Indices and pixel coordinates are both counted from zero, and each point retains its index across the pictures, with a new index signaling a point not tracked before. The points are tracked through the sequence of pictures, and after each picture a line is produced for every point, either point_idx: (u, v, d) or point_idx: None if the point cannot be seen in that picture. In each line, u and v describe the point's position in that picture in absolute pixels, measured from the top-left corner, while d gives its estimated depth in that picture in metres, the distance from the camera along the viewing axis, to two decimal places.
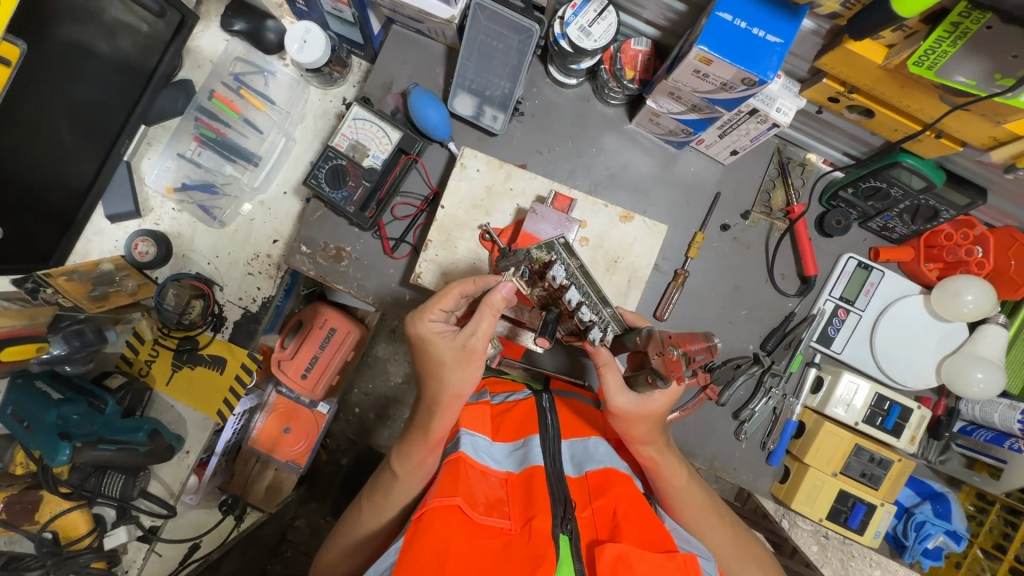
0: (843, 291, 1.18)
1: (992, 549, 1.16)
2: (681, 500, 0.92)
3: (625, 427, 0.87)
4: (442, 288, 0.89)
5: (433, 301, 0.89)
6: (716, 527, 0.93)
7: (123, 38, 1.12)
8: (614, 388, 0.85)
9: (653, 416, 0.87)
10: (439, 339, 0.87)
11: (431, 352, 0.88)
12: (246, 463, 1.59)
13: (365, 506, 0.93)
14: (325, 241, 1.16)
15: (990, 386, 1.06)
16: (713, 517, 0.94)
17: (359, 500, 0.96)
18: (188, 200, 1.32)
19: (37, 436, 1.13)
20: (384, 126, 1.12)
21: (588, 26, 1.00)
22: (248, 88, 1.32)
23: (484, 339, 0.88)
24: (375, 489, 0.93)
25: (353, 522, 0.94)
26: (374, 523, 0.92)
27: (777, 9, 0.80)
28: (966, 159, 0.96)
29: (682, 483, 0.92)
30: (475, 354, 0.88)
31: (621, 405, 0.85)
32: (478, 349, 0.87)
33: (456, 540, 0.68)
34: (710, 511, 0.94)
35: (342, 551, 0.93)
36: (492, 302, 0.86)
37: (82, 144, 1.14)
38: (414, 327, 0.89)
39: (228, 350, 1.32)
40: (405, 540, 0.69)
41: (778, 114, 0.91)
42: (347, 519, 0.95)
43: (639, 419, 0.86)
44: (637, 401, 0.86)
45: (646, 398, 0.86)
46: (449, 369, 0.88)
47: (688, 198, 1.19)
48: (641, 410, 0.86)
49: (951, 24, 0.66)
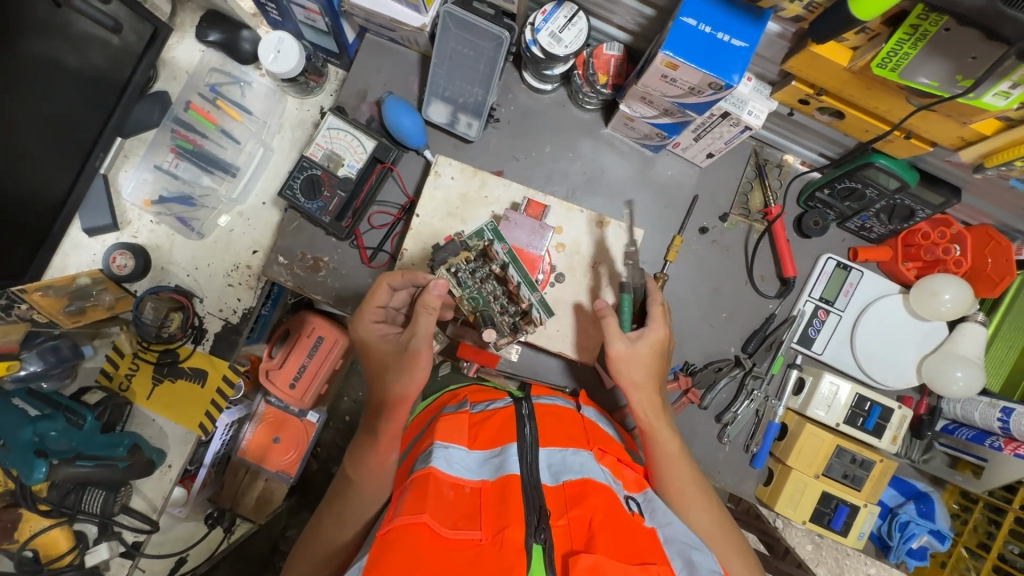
0: (823, 292, 1.18)
1: (976, 547, 1.16)
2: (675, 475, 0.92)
3: (622, 375, 0.94)
4: (373, 285, 0.95)
5: (368, 302, 0.96)
6: (699, 500, 0.90)
7: (93, 51, 1.11)
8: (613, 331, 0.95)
9: (644, 363, 0.95)
10: (381, 342, 0.96)
11: (376, 354, 0.95)
12: (236, 475, 1.55)
13: (328, 516, 0.91)
14: (302, 251, 1.15)
15: (970, 386, 1.06)
16: (702, 496, 0.91)
17: (321, 511, 0.94)
18: (165, 212, 1.31)
19: (11, 454, 1.09)
20: (358, 135, 1.12)
21: (558, 32, 1.00)
22: (224, 98, 1.31)
23: (424, 341, 0.90)
24: (336, 497, 0.92)
25: (323, 532, 0.91)
26: (348, 533, 0.89)
27: (741, 14, 0.80)
28: (937, 159, 0.96)
29: (672, 446, 0.94)
30: (419, 360, 0.89)
31: (617, 348, 0.94)
32: (421, 353, 0.90)
33: (425, 553, 0.66)
34: (699, 480, 0.93)
35: (314, 561, 0.89)
36: (426, 304, 0.89)
37: (55, 158, 1.13)
38: (355, 331, 0.97)
39: (209, 362, 1.30)
40: (372, 554, 0.67)
41: (751, 117, 0.91)
42: (314, 532, 0.92)
43: (633, 363, 0.95)
44: (629, 345, 0.95)
45: (641, 346, 0.95)
46: (392, 373, 0.91)
47: (666, 202, 1.19)
48: (633, 357, 0.94)
49: (911, 26, 0.67)
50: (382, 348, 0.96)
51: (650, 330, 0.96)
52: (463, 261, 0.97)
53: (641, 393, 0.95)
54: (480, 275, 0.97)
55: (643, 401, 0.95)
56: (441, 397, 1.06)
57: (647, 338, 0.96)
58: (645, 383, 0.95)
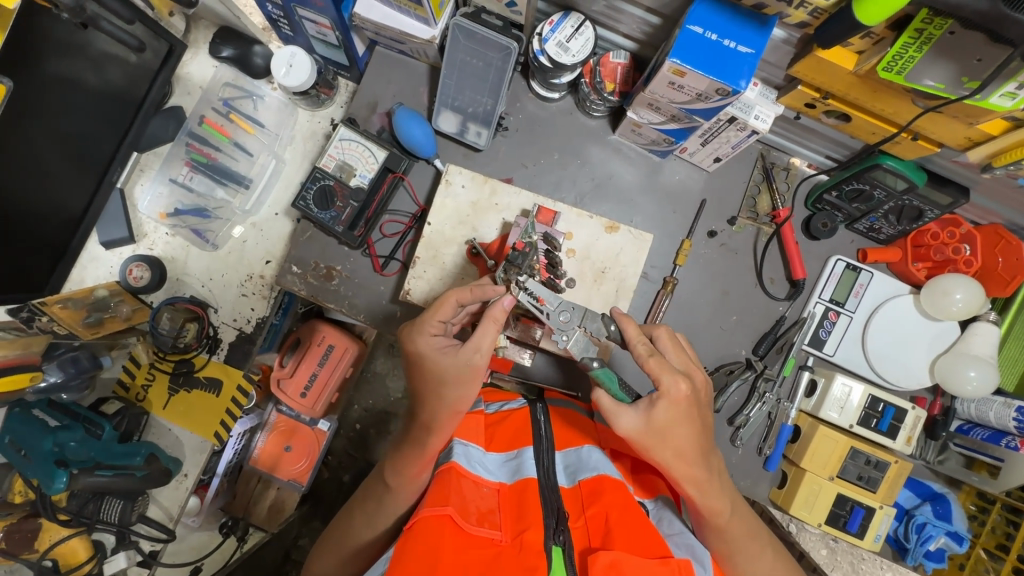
0: (833, 293, 1.18)
1: (995, 549, 1.15)
2: (724, 535, 0.86)
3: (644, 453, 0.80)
4: (441, 297, 0.87)
5: (429, 313, 0.87)
6: (757, 555, 0.88)
7: (112, 69, 1.13)
8: (615, 407, 0.81)
9: (667, 434, 0.79)
10: (441, 355, 0.85)
11: (431, 369, 0.85)
12: (248, 484, 1.59)
13: (353, 517, 0.93)
14: (315, 260, 1.16)
15: (983, 385, 1.06)
16: (754, 548, 0.89)
17: (350, 511, 0.95)
18: (180, 224, 1.33)
19: (33, 463, 1.11)
20: (370, 146, 1.14)
21: (566, 41, 1.01)
22: (237, 112, 1.33)
23: (482, 356, 0.85)
24: (365, 499, 0.93)
25: (347, 531, 0.92)
26: (363, 534, 0.91)
27: (746, 21, 0.82)
28: (944, 159, 0.97)
29: (722, 523, 0.84)
30: (474, 375, 0.85)
31: (626, 425, 0.80)
32: (477, 368, 0.85)
33: (446, 547, 0.67)
34: (754, 535, 0.88)
35: (336, 559, 0.93)
36: (494, 315, 0.85)
37: (72, 173, 1.15)
38: (414, 343, 0.86)
39: (223, 371, 1.33)
40: (397, 548, 0.68)
41: (757, 122, 0.92)
42: (341, 534, 0.93)
43: (655, 438, 0.79)
44: (640, 421, 0.79)
45: (656, 414, 0.79)
46: (451, 387, 0.84)
47: (674, 206, 1.20)
48: (650, 432, 0.79)
49: (915, 30, 0.68)
50: (439, 362, 0.85)
51: (663, 394, 0.79)
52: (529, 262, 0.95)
53: (680, 463, 0.80)
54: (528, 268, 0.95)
55: (683, 470, 0.80)
56: None
57: (662, 405, 0.79)
58: (679, 459, 0.80)
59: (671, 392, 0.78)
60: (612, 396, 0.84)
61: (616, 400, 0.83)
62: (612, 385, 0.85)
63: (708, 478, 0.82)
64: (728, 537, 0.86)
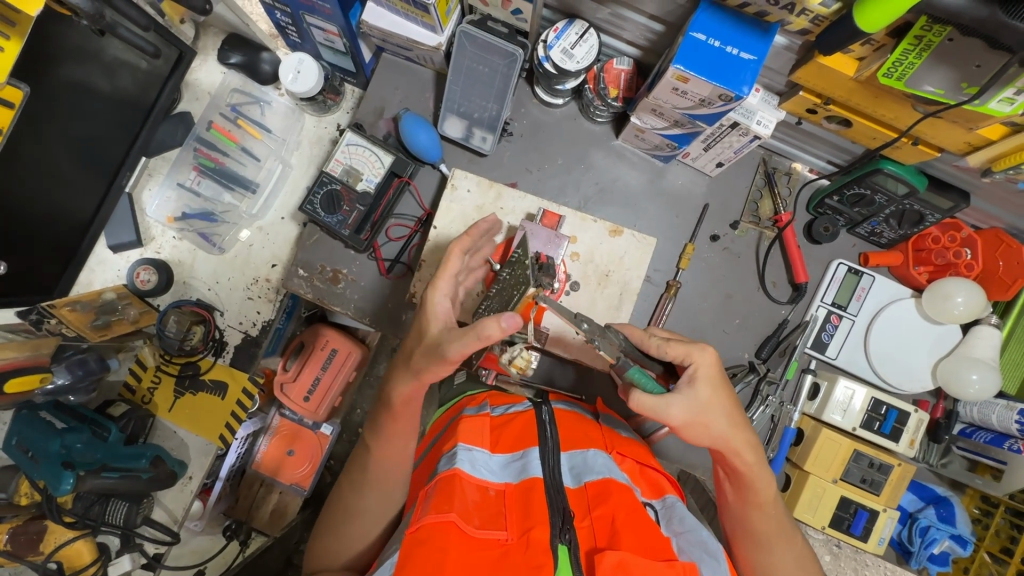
0: (835, 297, 1.19)
1: (999, 552, 1.15)
2: (766, 512, 0.89)
3: (695, 432, 0.83)
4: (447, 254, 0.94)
5: (443, 273, 0.93)
6: (786, 545, 0.90)
7: (123, 75, 1.15)
8: (664, 403, 0.81)
9: (715, 407, 0.83)
10: (433, 320, 0.90)
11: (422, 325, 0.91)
12: (250, 488, 1.57)
13: (357, 517, 0.96)
14: (322, 264, 1.17)
15: (986, 388, 1.07)
16: (783, 535, 0.90)
17: (339, 487, 1.00)
18: (187, 228, 1.34)
19: (40, 466, 1.11)
20: (377, 151, 1.16)
21: (570, 48, 1.03)
22: (244, 118, 1.35)
23: (437, 322, 0.90)
24: (367, 498, 0.96)
25: (355, 529, 0.95)
26: (374, 525, 0.96)
27: (749, 28, 0.83)
28: (945, 164, 0.98)
29: (768, 496, 0.89)
30: (425, 338, 0.89)
31: (679, 413, 0.81)
32: (428, 333, 0.89)
33: (455, 551, 0.68)
34: (784, 525, 0.91)
35: (343, 557, 0.96)
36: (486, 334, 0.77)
37: (84, 177, 1.17)
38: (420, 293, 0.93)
39: (229, 375, 1.34)
40: (403, 551, 0.70)
41: (759, 127, 0.93)
42: (337, 511, 0.98)
43: (706, 414, 0.83)
44: (689, 401, 0.82)
45: (701, 390, 0.83)
46: (421, 356, 0.88)
47: (676, 210, 1.21)
48: (699, 411, 0.82)
49: (915, 37, 0.69)
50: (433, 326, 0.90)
51: (696, 366, 0.85)
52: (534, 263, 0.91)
53: (734, 435, 0.84)
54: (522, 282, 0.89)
55: (740, 440, 0.85)
56: (463, 400, 1.06)
57: (701, 377, 0.85)
58: (729, 430, 0.84)
59: (705, 362, 0.85)
60: (650, 392, 0.82)
61: (653, 395, 0.81)
62: (646, 383, 0.81)
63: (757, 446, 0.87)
64: (766, 517, 0.89)
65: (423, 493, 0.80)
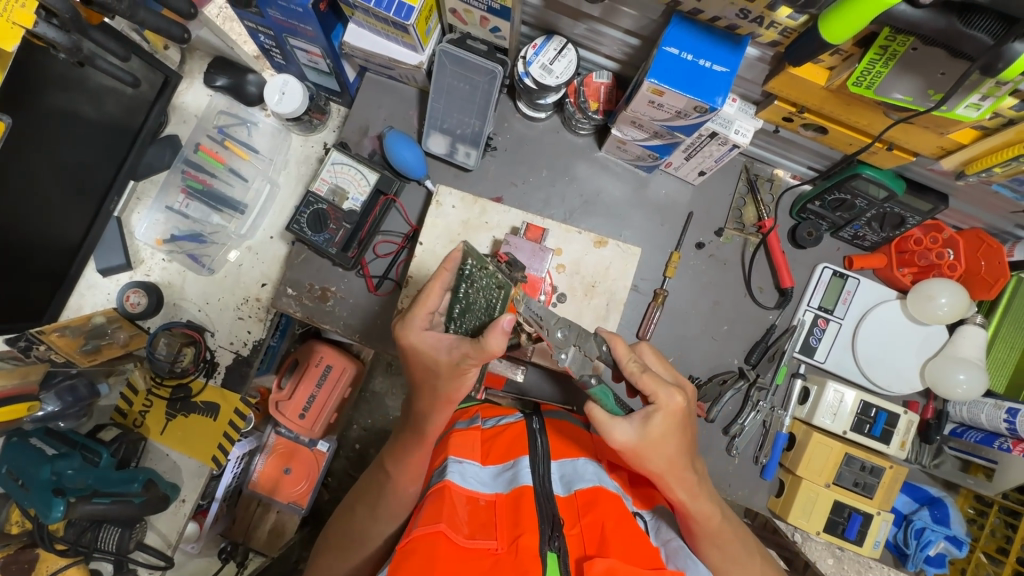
0: (821, 301, 1.20)
1: (995, 552, 1.14)
2: (719, 541, 0.86)
3: (641, 463, 0.82)
4: (425, 289, 0.87)
5: (420, 304, 0.87)
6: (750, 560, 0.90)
7: (109, 101, 1.16)
8: (612, 425, 0.81)
9: (661, 447, 0.81)
10: (436, 351, 0.86)
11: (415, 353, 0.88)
12: (248, 508, 1.56)
13: (347, 540, 0.96)
14: (310, 282, 1.18)
15: (973, 388, 1.07)
16: (744, 554, 0.89)
17: (352, 504, 0.99)
18: (177, 250, 1.34)
19: (31, 494, 1.10)
20: (362, 169, 1.16)
21: (549, 63, 1.05)
22: (232, 139, 1.36)
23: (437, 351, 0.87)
24: (355, 526, 0.95)
25: (351, 551, 0.96)
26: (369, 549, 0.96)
27: (721, 41, 0.84)
28: (921, 167, 1.00)
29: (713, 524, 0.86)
30: (426, 356, 0.90)
31: (621, 439, 0.81)
32: (441, 362, 0.85)
33: (444, 561, 0.67)
34: (740, 553, 0.88)
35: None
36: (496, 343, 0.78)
37: (70, 204, 1.17)
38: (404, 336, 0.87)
39: (221, 396, 1.33)
40: (391, 564, 0.69)
41: (738, 136, 0.94)
42: (346, 534, 0.96)
43: (649, 450, 0.81)
44: (636, 432, 0.81)
45: (654, 427, 0.81)
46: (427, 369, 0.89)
47: (661, 219, 1.22)
48: (644, 445, 0.81)
49: (881, 47, 0.71)
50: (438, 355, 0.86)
51: (659, 407, 0.82)
52: (494, 266, 0.85)
53: (670, 475, 0.83)
54: (487, 284, 0.85)
55: (674, 481, 0.83)
56: (454, 414, 1.06)
57: (659, 419, 0.81)
58: (666, 471, 0.82)
59: (668, 406, 0.81)
60: (607, 410, 0.84)
61: (610, 413, 0.84)
62: (607, 400, 0.84)
63: (698, 484, 0.84)
64: (720, 547, 0.87)
65: (413, 507, 0.80)
